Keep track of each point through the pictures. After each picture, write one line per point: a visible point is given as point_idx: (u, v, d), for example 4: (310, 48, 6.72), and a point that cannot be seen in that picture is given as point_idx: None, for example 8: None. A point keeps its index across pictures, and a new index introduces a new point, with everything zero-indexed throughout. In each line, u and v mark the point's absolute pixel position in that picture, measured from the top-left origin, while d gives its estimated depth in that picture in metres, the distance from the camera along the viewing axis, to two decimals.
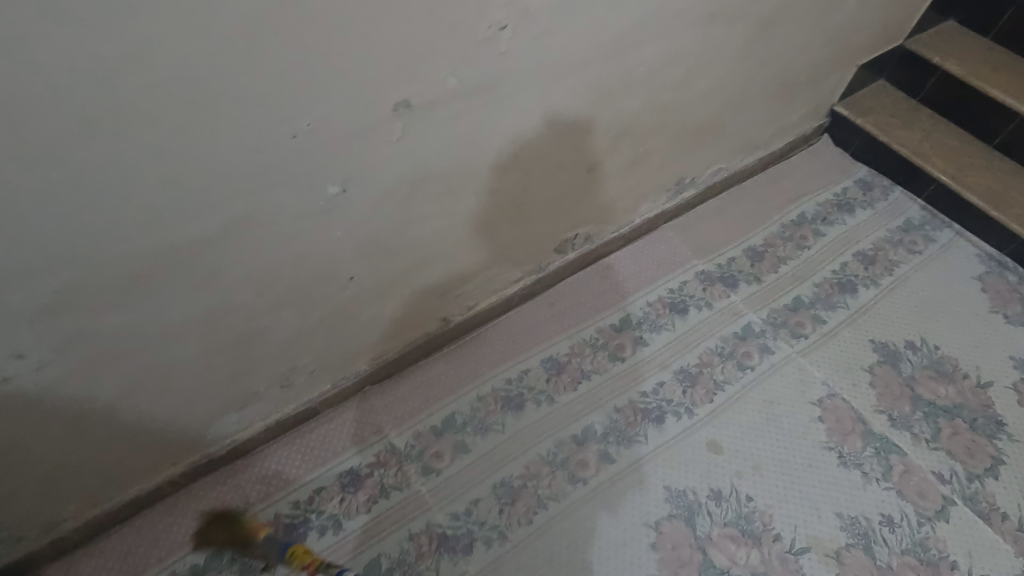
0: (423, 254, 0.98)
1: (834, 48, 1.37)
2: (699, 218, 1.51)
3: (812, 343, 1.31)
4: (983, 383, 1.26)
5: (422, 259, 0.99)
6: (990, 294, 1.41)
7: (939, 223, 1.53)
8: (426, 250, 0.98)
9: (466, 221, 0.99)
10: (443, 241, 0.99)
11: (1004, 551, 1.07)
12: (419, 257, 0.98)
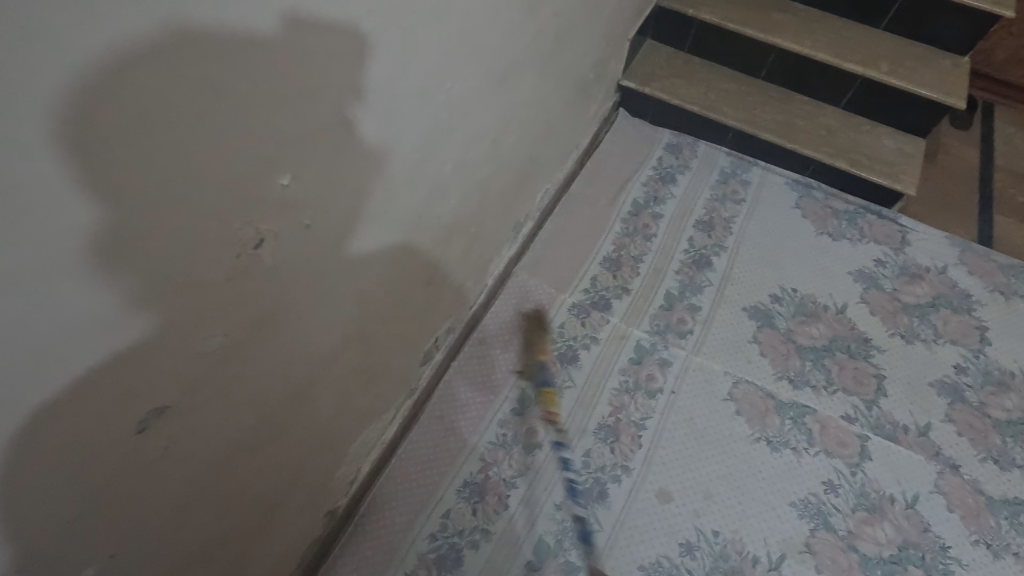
0: (272, 489, 0.74)
1: (609, 37, 1.31)
2: (544, 246, 1.40)
3: (698, 337, 1.29)
4: (840, 309, 1.36)
5: (274, 495, 0.74)
6: (810, 217, 1.51)
7: (746, 165, 1.59)
8: (276, 481, 0.74)
9: (312, 422, 0.76)
10: (291, 460, 0.75)
11: (919, 462, 1.16)
12: (269, 496, 0.73)
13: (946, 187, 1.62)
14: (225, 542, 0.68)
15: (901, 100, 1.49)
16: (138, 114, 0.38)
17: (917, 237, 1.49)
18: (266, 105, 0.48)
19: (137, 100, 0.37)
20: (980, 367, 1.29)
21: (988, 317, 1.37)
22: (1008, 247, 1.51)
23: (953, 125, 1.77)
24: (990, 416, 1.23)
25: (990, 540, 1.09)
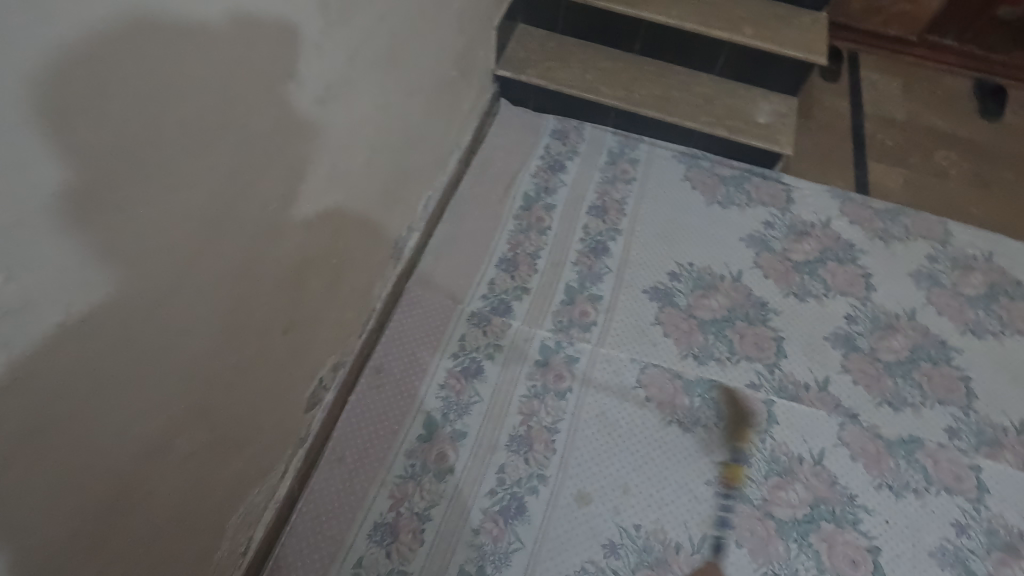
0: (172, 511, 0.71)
1: (463, 29, 1.26)
2: (435, 256, 1.33)
3: (602, 327, 1.27)
4: (735, 277, 1.37)
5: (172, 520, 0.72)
6: (699, 188, 1.52)
7: (633, 142, 1.58)
8: (177, 501, 0.72)
9: (239, 397, 0.79)
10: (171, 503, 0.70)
11: (822, 417, 1.20)
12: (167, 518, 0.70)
13: (822, 141, 1.67)
14: (171, 506, 0.71)
15: (768, 62, 1.52)
16: (130, 60, 0.47)
17: (800, 195, 1.53)
18: (219, 82, 0.58)
19: (132, 50, 0.47)
20: (867, 314, 1.35)
21: (871, 264, 1.43)
22: (882, 192, 1.58)
23: (822, 79, 1.83)
24: (880, 360, 1.28)
25: (892, 482, 1.13)
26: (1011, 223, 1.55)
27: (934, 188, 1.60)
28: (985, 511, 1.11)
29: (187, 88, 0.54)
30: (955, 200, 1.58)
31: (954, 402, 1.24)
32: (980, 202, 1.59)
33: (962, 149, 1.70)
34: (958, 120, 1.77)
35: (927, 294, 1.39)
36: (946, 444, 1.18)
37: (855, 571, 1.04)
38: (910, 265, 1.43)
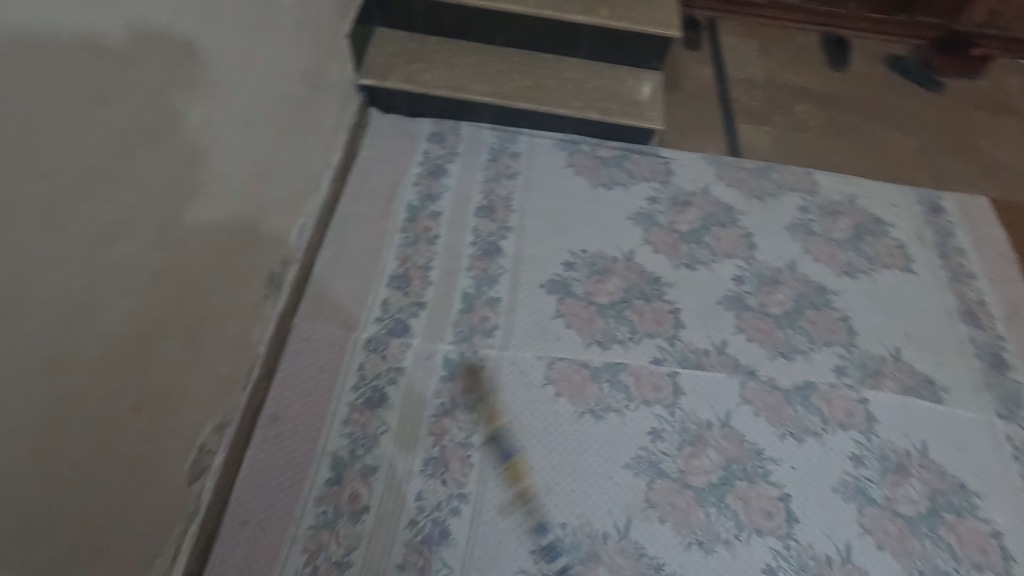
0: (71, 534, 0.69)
1: (304, 46, 1.19)
2: (321, 285, 1.27)
3: (504, 330, 1.25)
4: (628, 257, 1.40)
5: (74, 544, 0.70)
6: (583, 172, 1.52)
7: (512, 136, 1.55)
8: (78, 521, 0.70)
9: (110, 449, 0.74)
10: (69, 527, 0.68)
11: (724, 379, 1.24)
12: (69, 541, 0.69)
13: (692, 110, 1.73)
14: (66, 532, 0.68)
15: (626, 41, 1.55)
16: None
17: (679, 165, 1.57)
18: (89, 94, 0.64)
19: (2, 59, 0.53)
20: (753, 272, 1.41)
21: (750, 223, 1.49)
22: (753, 152, 1.66)
23: (686, 49, 1.89)
24: (769, 314, 1.35)
25: (793, 429, 1.20)
26: (867, 165, 1.67)
27: (798, 141, 1.70)
28: (876, 439, 1.20)
29: (52, 93, 0.59)
30: (817, 151, 1.68)
31: (838, 342, 1.32)
32: (839, 149, 1.70)
33: (817, 101, 1.81)
34: (811, 73, 1.88)
35: (803, 244, 1.47)
36: (836, 383, 1.26)
37: (770, 522, 1.09)
38: (784, 219, 1.51)
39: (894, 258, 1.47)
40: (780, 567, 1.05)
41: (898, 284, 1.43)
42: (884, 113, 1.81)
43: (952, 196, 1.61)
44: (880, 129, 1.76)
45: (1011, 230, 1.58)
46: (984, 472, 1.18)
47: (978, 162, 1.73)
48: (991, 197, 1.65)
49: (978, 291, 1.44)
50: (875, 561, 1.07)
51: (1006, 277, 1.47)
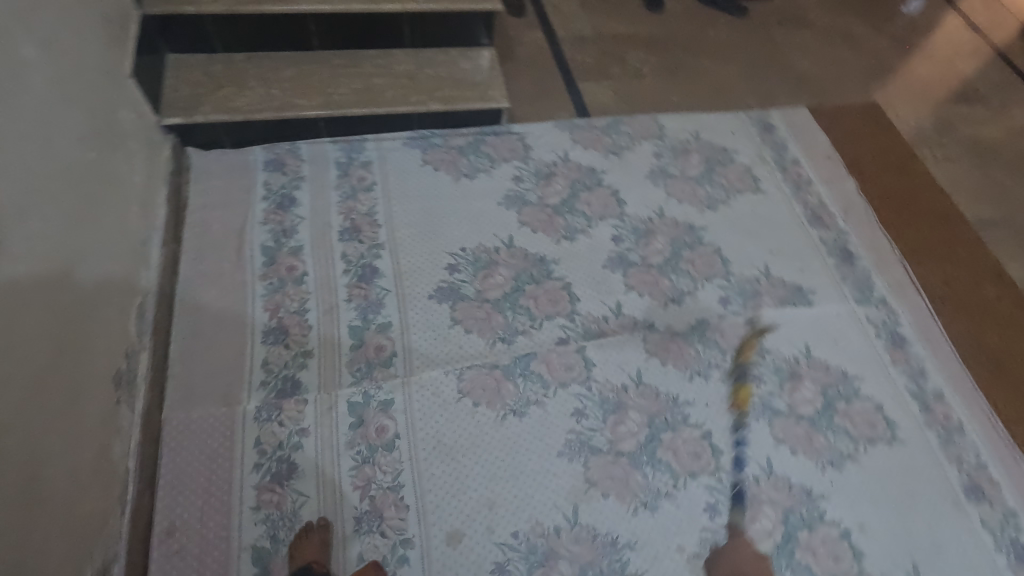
0: None
1: (78, 101, 1.00)
2: (184, 365, 1.11)
3: (404, 354, 1.18)
4: (509, 244, 1.37)
5: None
6: (442, 167, 1.46)
7: (357, 144, 1.44)
8: None
9: None
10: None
11: (628, 339, 1.28)
12: None
13: (533, 78, 1.71)
14: None
15: (450, 22, 1.49)
16: None
17: (534, 138, 1.55)
18: None
19: None
20: (628, 228, 1.45)
21: (614, 181, 1.52)
22: (600, 109, 1.68)
23: (512, 16, 1.86)
24: (652, 265, 1.40)
25: (699, 368, 1.26)
26: (703, 99, 1.77)
27: (638, 89, 1.75)
28: (768, 354, 1.30)
29: None
30: (657, 95, 1.75)
31: (717, 275, 1.40)
32: (675, 89, 1.77)
33: (645, 45, 1.86)
34: (633, 19, 1.93)
35: (665, 189, 1.53)
36: (724, 313, 1.34)
37: (699, 461, 1.15)
38: (643, 169, 1.56)
39: (745, 183, 1.58)
40: (718, 501, 1.12)
41: (753, 206, 1.54)
42: (705, 46, 1.91)
43: (778, 112, 1.75)
44: (706, 62, 1.86)
45: (830, 133, 1.76)
46: (857, 356, 1.33)
47: (792, 76, 1.89)
48: (809, 106, 1.81)
49: (817, 195, 1.59)
50: (793, 465, 1.17)
51: (836, 176, 1.63)
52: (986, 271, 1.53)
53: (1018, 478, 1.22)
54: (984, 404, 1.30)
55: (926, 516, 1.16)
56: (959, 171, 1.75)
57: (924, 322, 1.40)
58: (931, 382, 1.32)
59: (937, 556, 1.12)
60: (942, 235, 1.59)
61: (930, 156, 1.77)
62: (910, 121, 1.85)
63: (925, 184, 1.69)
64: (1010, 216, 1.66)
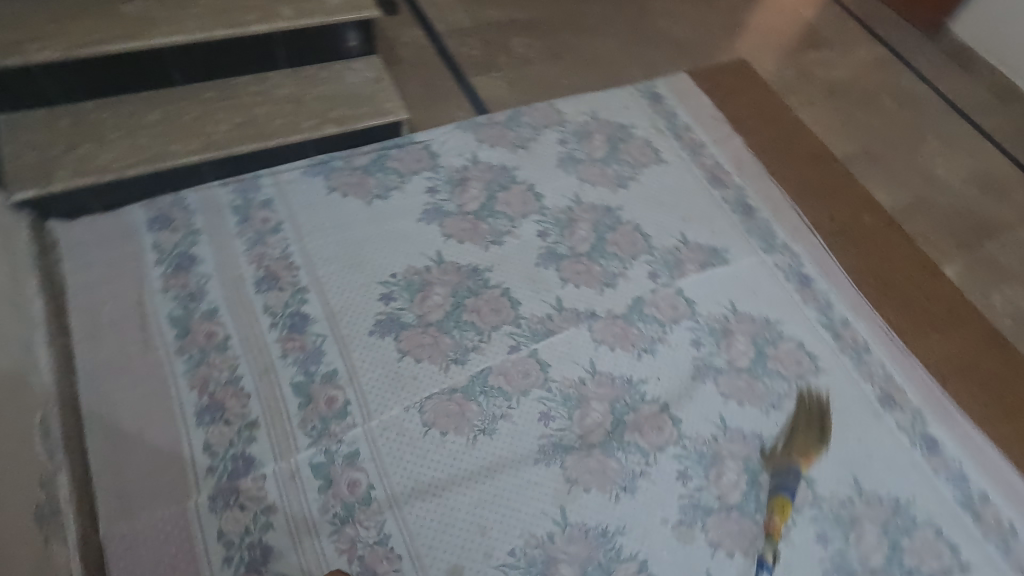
0: None
1: None
2: (115, 471, 1.01)
3: (358, 400, 1.13)
4: (438, 260, 1.33)
5: None
6: (350, 191, 1.38)
7: (251, 183, 1.33)
8: None
9: None
10: None
11: (575, 332, 1.30)
12: None
13: (423, 80, 1.65)
14: None
15: (324, 36, 1.41)
16: None
17: (439, 144, 1.51)
18: None
19: None
20: (551, 221, 1.46)
21: (527, 175, 1.52)
22: (496, 102, 1.66)
23: (385, 16, 1.78)
24: (581, 253, 1.43)
25: (644, 345, 1.32)
26: (591, 76, 1.80)
27: (529, 76, 1.74)
28: (701, 318, 1.39)
29: None
30: (548, 79, 1.75)
31: (641, 251, 1.46)
32: (564, 70, 1.79)
33: (526, 29, 1.85)
34: (508, 4, 1.91)
35: (577, 174, 1.56)
36: (655, 287, 1.41)
37: (663, 434, 1.22)
38: (552, 158, 1.57)
39: (647, 155, 1.64)
40: (687, 466, 1.19)
41: (659, 177, 1.61)
42: (582, 23, 1.93)
43: (662, 80, 1.83)
44: (586, 39, 1.89)
45: (711, 94, 1.86)
46: (775, 302, 1.46)
47: (667, 41, 1.97)
48: (688, 70, 1.90)
49: (712, 156, 1.69)
50: (743, 416, 1.28)
51: (725, 135, 1.74)
52: (860, 201, 1.72)
53: (918, 379, 1.41)
54: (880, 321, 1.49)
55: (855, 432, 1.31)
56: (823, 112, 1.93)
57: (821, 258, 1.56)
58: (837, 312, 1.47)
59: (870, 464, 1.27)
60: (820, 175, 1.76)
61: (797, 102, 1.94)
62: (775, 72, 2.01)
63: (798, 129, 1.85)
64: (869, 147, 1.87)
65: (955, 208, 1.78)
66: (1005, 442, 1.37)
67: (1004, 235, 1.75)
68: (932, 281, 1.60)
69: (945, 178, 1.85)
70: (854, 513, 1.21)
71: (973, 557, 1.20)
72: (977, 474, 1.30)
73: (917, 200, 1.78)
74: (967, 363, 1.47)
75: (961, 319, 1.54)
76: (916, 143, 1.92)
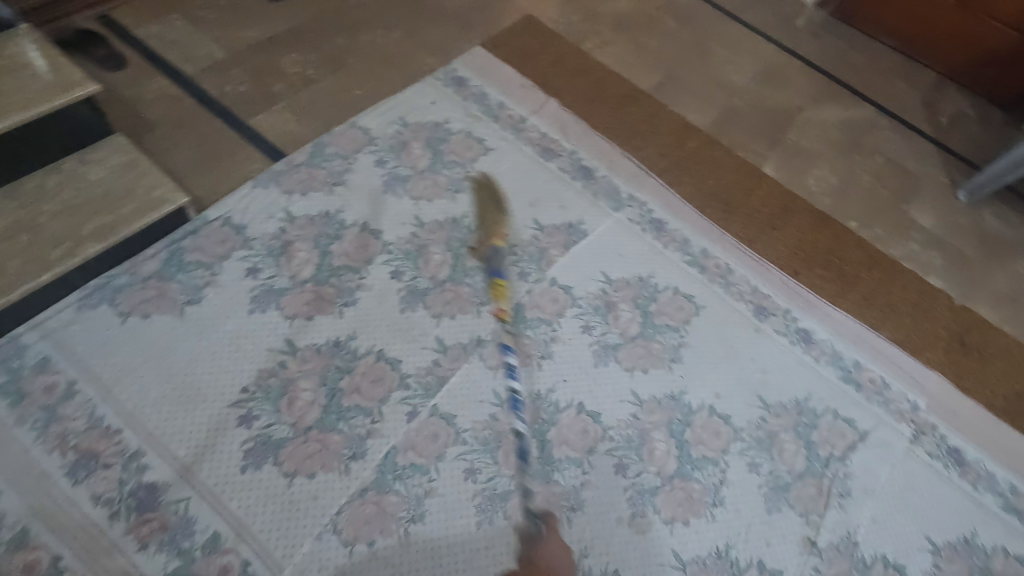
0: None
1: None
2: None
3: (258, 554, 0.96)
4: (292, 350, 1.15)
5: None
6: (151, 310, 1.13)
7: (13, 348, 1.04)
8: None
9: None
10: None
11: (468, 368, 1.21)
12: None
13: (191, 141, 1.37)
14: None
15: (34, 134, 1.10)
16: None
17: (241, 214, 1.28)
18: None
19: None
20: (400, 257, 1.32)
21: (356, 214, 1.35)
22: (290, 139, 1.44)
23: (114, 73, 1.45)
24: (444, 280, 1.31)
25: (540, 352, 1.26)
26: (386, 77, 1.62)
27: (317, 98, 1.53)
28: (582, 300, 1.36)
29: None
30: (338, 95, 1.55)
31: (503, 254, 1.38)
32: (353, 79, 1.59)
33: (294, 43, 1.61)
34: (259, 19, 1.64)
35: (408, 194, 1.42)
36: (529, 287, 1.35)
37: (589, 435, 1.19)
38: (376, 185, 1.41)
39: (473, 149, 1.54)
40: (622, 456, 1.18)
41: (493, 168, 1.52)
42: (354, 17, 1.72)
43: (460, 61, 1.71)
44: (365, 35, 1.69)
45: (512, 60, 1.78)
46: (641, 256, 1.47)
47: (449, 14, 1.83)
48: (480, 40, 1.79)
49: (536, 128, 1.63)
50: (652, 383, 1.28)
51: (540, 102, 1.68)
52: (678, 129, 1.78)
53: (776, 283, 1.52)
54: (732, 240, 1.57)
55: (749, 351, 1.39)
56: (619, 49, 1.94)
57: (666, 198, 1.60)
58: (696, 245, 1.52)
59: (768, 377, 1.36)
60: (637, 114, 1.78)
61: (594, 44, 1.93)
62: (563, 18, 1.96)
63: (603, 73, 1.84)
64: (669, 72, 1.93)
65: (754, 109, 1.92)
66: (857, 309, 1.54)
67: (797, 121, 1.93)
68: (758, 185, 1.72)
69: (737, 82, 1.98)
70: (771, 430, 1.28)
71: (867, 423, 1.35)
72: (847, 348, 1.45)
73: (723, 111, 1.88)
74: (807, 251, 1.62)
75: (791, 211, 1.68)
76: (705, 56, 2.02)
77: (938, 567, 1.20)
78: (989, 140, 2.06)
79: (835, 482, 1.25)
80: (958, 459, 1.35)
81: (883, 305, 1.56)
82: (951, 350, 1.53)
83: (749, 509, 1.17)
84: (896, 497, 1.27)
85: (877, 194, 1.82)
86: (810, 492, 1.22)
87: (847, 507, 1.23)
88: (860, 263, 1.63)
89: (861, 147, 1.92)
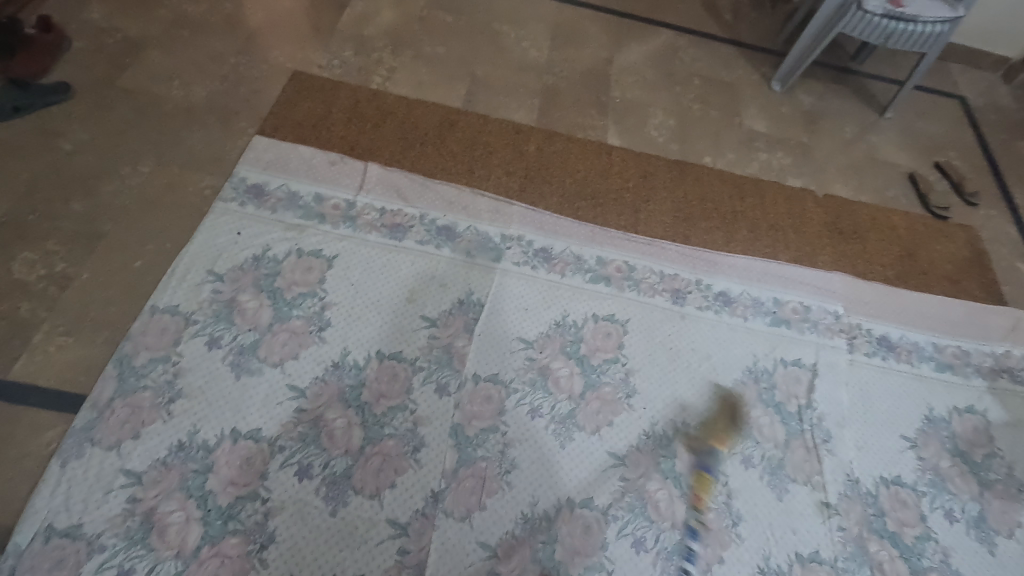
0: None
1: None
2: None
3: None
4: None
5: None
6: None
7: None
8: None
9: None
10: None
11: (440, 534, 1.03)
12: None
13: None
14: None
15: None
16: None
17: (65, 513, 0.94)
18: None
19: None
20: (298, 447, 1.06)
21: (217, 423, 1.06)
22: (80, 371, 1.08)
23: None
24: (361, 446, 1.08)
25: (502, 467, 1.11)
26: (162, 226, 1.28)
27: (87, 297, 1.16)
28: (514, 381, 1.21)
29: None
30: (115, 280, 1.19)
31: (409, 375, 1.18)
32: (122, 250, 1.23)
33: (17, 238, 1.21)
34: None
35: (267, 363, 1.14)
36: (455, 399, 1.16)
37: (594, 528, 1.07)
38: (222, 373, 1.11)
39: (313, 268, 1.27)
40: (633, 529, 1.09)
41: (347, 279, 1.28)
42: (83, 169, 1.33)
43: (243, 164, 1.39)
44: (110, 186, 1.31)
45: (303, 136, 1.49)
46: (546, 298, 1.33)
47: (201, 111, 1.48)
48: (254, 128, 1.48)
49: (369, 208, 1.39)
50: (622, 433, 1.19)
51: (359, 174, 1.43)
52: (511, 136, 1.62)
53: (676, 257, 1.47)
54: (618, 233, 1.48)
55: (687, 343, 1.33)
56: (410, 70, 1.71)
57: (537, 220, 1.46)
58: (589, 257, 1.42)
59: (714, 361, 1.32)
60: (464, 138, 1.59)
61: (382, 76, 1.67)
62: (334, 58, 1.68)
63: (408, 107, 1.61)
64: (471, 76, 1.74)
65: (569, 80, 1.81)
66: (750, 245, 1.55)
67: (613, 75, 1.86)
68: (611, 161, 1.63)
69: (541, 58, 1.84)
70: (743, 415, 1.26)
71: (812, 355, 1.37)
72: (762, 290, 1.45)
73: (543, 95, 1.75)
74: (685, 208, 1.58)
75: (652, 175, 1.63)
76: (498, 42, 1.85)
77: (922, 458, 1.28)
78: (772, 22, 2.15)
79: (815, 432, 1.26)
80: (889, 346, 1.43)
81: (768, 229, 1.59)
82: (836, 242, 1.61)
83: (763, 507, 1.15)
84: (863, 414, 1.31)
85: (712, 118, 1.83)
86: (801, 455, 1.22)
87: (834, 449, 1.25)
88: (732, 196, 1.64)
89: (678, 78, 1.90)
